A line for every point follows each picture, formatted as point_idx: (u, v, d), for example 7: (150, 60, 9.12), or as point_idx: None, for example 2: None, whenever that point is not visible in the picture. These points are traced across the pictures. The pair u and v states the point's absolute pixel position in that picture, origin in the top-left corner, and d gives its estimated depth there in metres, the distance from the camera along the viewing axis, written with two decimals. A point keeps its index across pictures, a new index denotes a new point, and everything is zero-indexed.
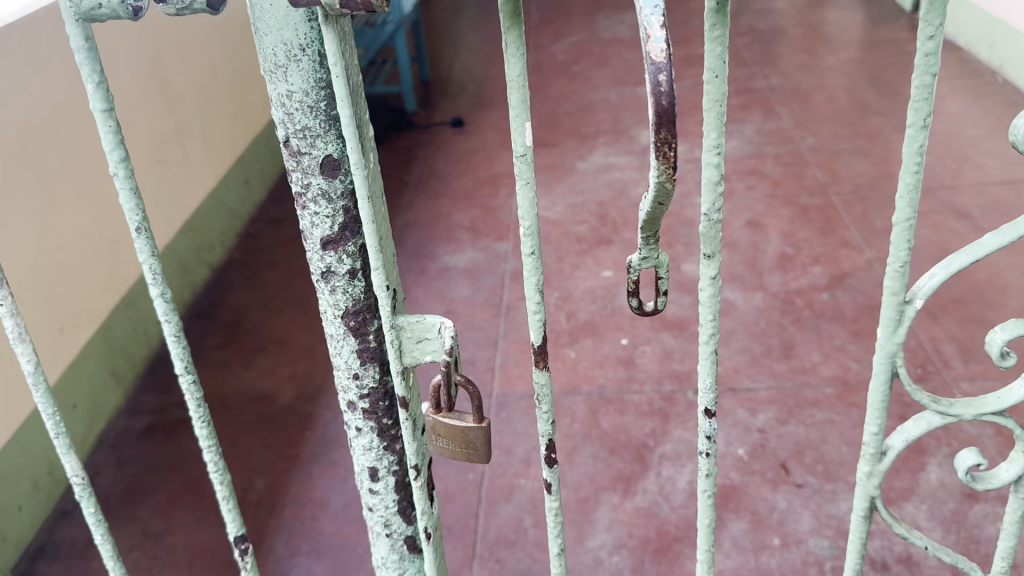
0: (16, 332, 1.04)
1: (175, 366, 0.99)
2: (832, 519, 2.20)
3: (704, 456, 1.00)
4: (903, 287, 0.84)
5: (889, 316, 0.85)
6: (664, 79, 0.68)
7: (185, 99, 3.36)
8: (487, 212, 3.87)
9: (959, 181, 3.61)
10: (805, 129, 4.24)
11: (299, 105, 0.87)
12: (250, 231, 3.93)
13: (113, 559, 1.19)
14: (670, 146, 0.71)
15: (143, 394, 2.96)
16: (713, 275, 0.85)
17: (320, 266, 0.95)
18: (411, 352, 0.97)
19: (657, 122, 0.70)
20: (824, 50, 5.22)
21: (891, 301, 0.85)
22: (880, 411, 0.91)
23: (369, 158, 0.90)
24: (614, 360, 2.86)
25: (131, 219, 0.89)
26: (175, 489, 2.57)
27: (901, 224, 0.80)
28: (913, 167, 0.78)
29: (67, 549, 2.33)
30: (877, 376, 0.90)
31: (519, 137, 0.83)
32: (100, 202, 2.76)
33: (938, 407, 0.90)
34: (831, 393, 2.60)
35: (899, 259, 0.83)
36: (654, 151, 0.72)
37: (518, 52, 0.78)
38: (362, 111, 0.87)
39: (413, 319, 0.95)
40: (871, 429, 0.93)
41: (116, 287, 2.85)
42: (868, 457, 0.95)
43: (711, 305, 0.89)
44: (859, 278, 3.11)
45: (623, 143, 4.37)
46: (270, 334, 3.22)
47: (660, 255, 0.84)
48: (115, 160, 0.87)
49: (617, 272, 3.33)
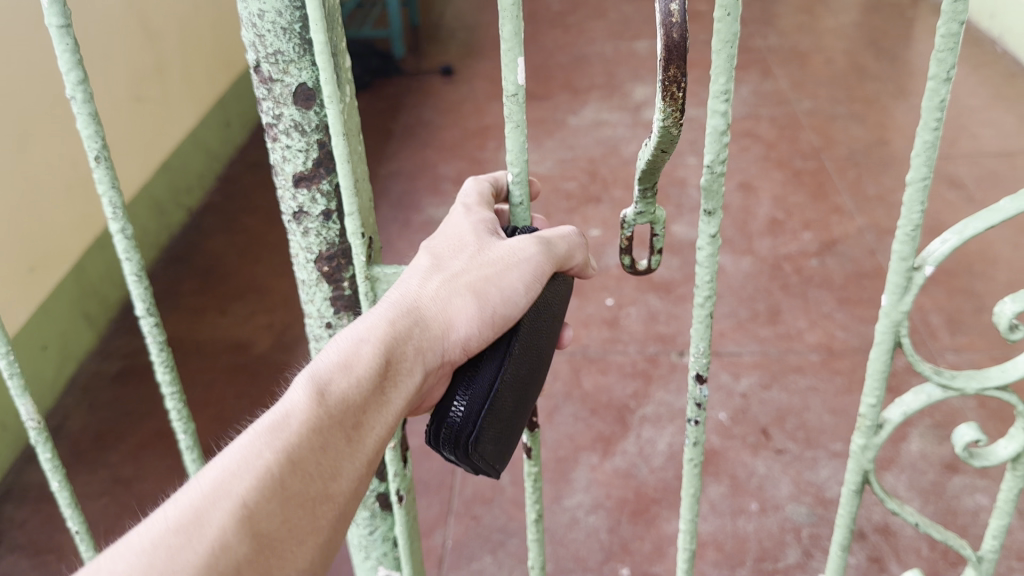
0: None
1: (136, 306, 0.92)
2: (812, 486, 2.19)
3: (692, 424, 0.97)
4: (913, 253, 0.80)
5: (896, 281, 0.81)
6: (676, 9, 0.64)
7: (165, 35, 3.25)
8: (474, 165, 3.79)
9: (955, 151, 3.55)
10: (801, 91, 4.17)
11: (276, 25, 0.79)
12: (229, 175, 3.84)
13: (72, 505, 1.14)
14: (678, 85, 0.67)
15: (116, 338, 2.89)
16: (713, 232, 0.81)
17: (293, 205, 0.89)
18: None
19: (668, 58, 0.66)
20: (824, 11, 5.12)
21: (900, 266, 0.81)
22: (881, 382, 0.87)
23: (347, 93, 0.84)
24: (600, 320, 2.82)
25: (90, 148, 0.81)
26: (145, 436, 2.52)
27: (916, 184, 0.75)
28: (933, 123, 0.73)
29: (35, 492, 2.30)
30: (879, 345, 0.86)
31: (511, 74, 0.79)
32: (75, 138, 2.67)
33: (941, 379, 0.86)
34: (816, 359, 2.58)
35: (911, 223, 0.78)
36: (661, 91, 0.68)
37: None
38: (337, 39, 0.81)
39: (389, 271, 0.92)
40: (868, 401, 0.89)
41: (88, 228, 2.77)
42: (864, 430, 0.91)
43: (707, 266, 0.85)
44: (849, 245, 3.07)
45: (616, 99, 4.28)
46: (249, 283, 3.15)
47: (656, 212, 0.81)
48: (72, 83, 0.78)
49: (604, 231, 3.28)
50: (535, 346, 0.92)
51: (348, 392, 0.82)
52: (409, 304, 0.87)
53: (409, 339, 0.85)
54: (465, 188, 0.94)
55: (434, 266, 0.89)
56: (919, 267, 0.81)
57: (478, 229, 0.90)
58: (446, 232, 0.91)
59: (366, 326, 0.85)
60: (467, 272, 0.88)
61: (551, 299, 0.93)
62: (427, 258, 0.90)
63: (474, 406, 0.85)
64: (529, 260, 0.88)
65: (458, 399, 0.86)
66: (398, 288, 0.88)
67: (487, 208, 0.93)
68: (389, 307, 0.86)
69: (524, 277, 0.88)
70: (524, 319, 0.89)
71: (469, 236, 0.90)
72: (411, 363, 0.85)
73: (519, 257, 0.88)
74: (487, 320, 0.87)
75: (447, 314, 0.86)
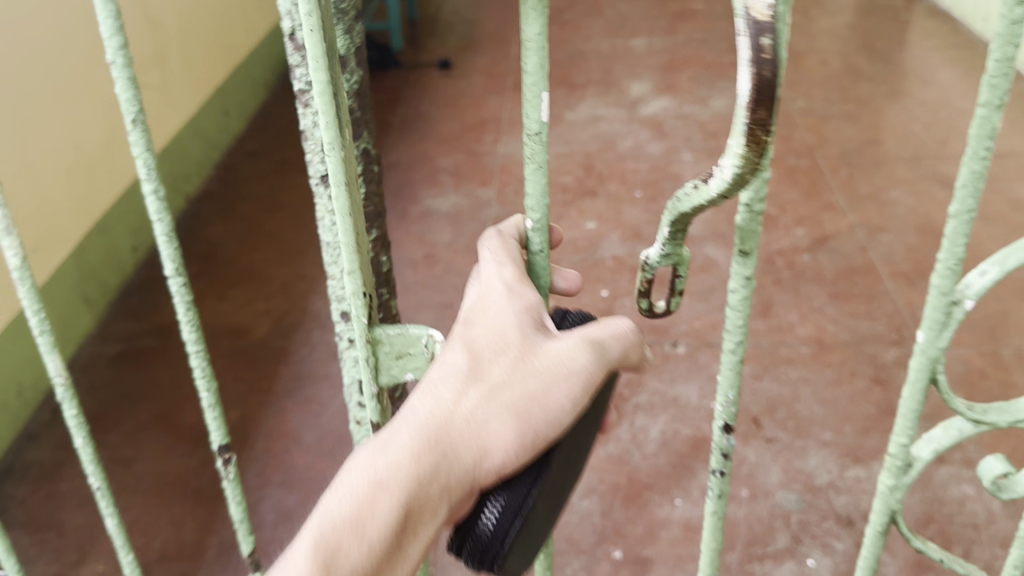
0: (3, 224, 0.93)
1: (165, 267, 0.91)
2: (801, 473, 2.24)
3: (716, 477, 1.00)
4: (952, 287, 0.85)
5: (936, 316, 0.87)
6: (767, 43, 0.64)
7: (167, 23, 3.28)
8: (472, 157, 3.83)
9: (946, 151, 3.61)
10: (795, 91, 4.22)
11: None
12: (228, 163, 3.86)
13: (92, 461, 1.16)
14: (767, 128, 0.67)
15: (115, 321, 2.92)
16: (748, 274, 0.85)
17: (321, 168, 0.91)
18: (391, 368, 0.95)
19: (756, 100, 0.65)
20: (818, 12, 5.18)
21: (940, 301, 0.86)
22: (913, 420, 0.93)
23: (346, 135, 0.83)
24: (594, 311, 2.86)
25: (128, 112, 0.80)
26: (143, 417, 2.55)
27: (962, 217, 0.79)
28: (980, 154, 0.77)
29: (35, 470, 2.38)
30: (913, 384, 0.91)
31: (533, 112, 0.80)
32: (77, 123, 2.70)
33: (973, 414, 0.92)
34: (806, 352, 2.63)
35: (952, 257, 0.83)
36: (743, 135, 0.68)
37: (537, 8, 0.76)
38: (337, 75, 0.80)
39: (394, 332, 0.92)
40: (900, 438, 0.95)
41: (87, 212, 2.79)
42: (894, 468, 0.97)
43: (739, 310, 0.89)
44: (840, 241, 3.12)
45: (613, 95, 4.32)
46: (247, 270, 3.17)
47: (683, 254, 0.84)
48: (113, 48, 0.76)
49: (600, 225, 3.32)
50: (571, 453, 0.84)
51: (361, 556, 0.77)
52: (434, 432, 0.79)
53: (434, 479, 0.77)
54: (500, 267, 0.87)
55: (465, 381, 0.81)
56: (957, 302, 0.86)
57: (515, 335, 0.82)
58: (481, 333, 0.83)
59: (384, 467, 0.77)
60: (502, 393, 0.80)
61: (598, 406, 0.86)
62: (459, 367, 0.82)
63: (504, 533, 0.78)
64: (582, 368, 0.82)
65: (491, 507, 0.79)
66: (425, 406, 0.80)
67: (528, 296, 0.85)
68: (413, 441, 0.78)
69: (565, 396, 0.81)
70: (565, 437, 0.82)
71: (509, 341, 0.82)
72: (434, 507, 0.78)
73: (565, 369, 0.81)
74: (523, 447, 0.79)
75: (478, 443, 0.79)
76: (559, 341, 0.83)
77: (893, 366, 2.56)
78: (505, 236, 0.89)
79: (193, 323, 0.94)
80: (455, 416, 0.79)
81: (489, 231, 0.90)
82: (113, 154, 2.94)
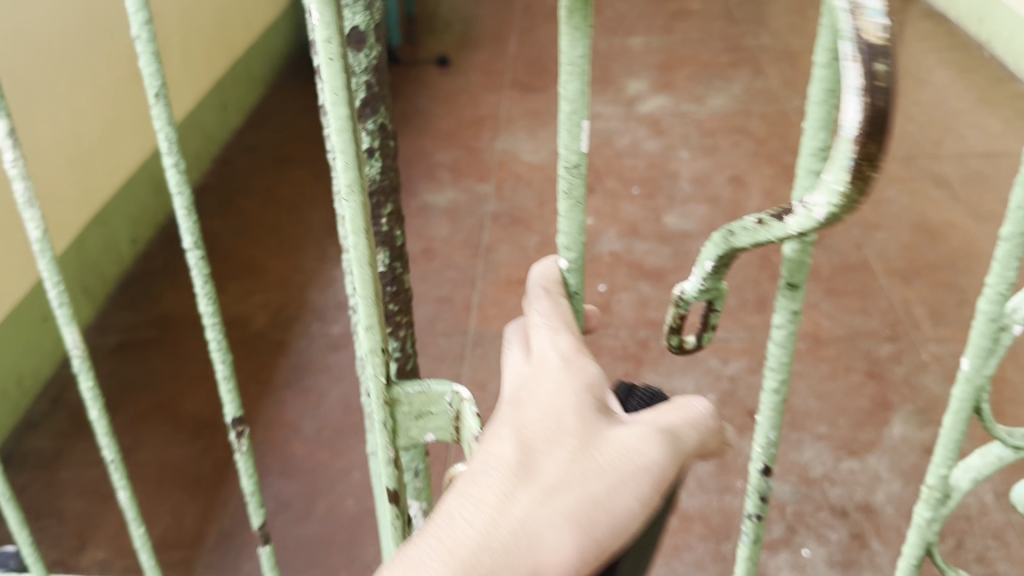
0: (23, 196, 0.92)
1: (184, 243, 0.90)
2: (796, 466, 2.26)
3: (751, 518, 1.01)
4: (1000, 311, 0.79)
5: (981, 343, 0.81)
6: (883, 68, 0.54)
7: (167, 15, 3.29)
8: (469, 153, 3.84)
9: (940, 151, 3.64)
10: (792, 90, 4.25)
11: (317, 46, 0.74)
12: (226, 157, 3.87)
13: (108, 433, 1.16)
14: (876, 167, 0.56)
15: (114, 312, 2.93)
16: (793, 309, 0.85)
17: None
18: (409, 428, 0.92)
19: (865, 134, 0.55)
20: (815, 12, 5.21)
21: (986, 327, 0.80)
22: (952, 451, 0.89)
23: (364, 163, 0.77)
24: (592, 305, 2.88)
25: (152, 86, 0.78)
26: (142, 407, 2.56)
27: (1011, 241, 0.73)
28: None
29: (35, 459, 2.39)
30: (953, 414, 0.87)
31: (571, 142, 0.75)
32: (78, 114, 2.71)
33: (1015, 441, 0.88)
34: (802, 347, 2.65)
35: (998, 282, 0.77)
36: (847, 172, 0.58)
37: (582, 28, 0.71)
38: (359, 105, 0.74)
39: (416, 389, 0.90)
40: (939, 470, 0.92)
41: (87, 202, 2.80)
42: (932, 501, 0.94)
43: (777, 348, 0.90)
44: (835, 238, 3.15)
45: (610, 93, 4.34)
46: (246, 262, 3.18)
47: (722, 289, 0.80)
48: (139, 22, 0.74)
49: (597, 221, 3.34)
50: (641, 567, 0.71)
51: None
52: (481, 540, 0.66)
53: None
54: (553, 336, 0.79)
55: (518, 476, 0.68)
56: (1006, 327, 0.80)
57: (577, 420, 0.72)
58: (534, 419, 0.72)
59: None
60: (562, 489, 0.68)
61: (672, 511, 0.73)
62: (510, 458, 0.70)
63: None
64: (656, 462, 0.69)
65: None
66: (472, 508, 0.67)
67: (585, 373, 0.76)
68: (457, 552, 0.65)
69: (636, 495, 0.68)
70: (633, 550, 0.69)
71: (569, 426, 0.71)
72: None
73: (636, 462, 0.69)
74: (587, 559, 0.66)
75: (534, 554, 0.65)
76: (625, 429, 0.71)
77: (888, 361, 2.58)
78: (553, 298, 0.83)
79: (210, 296, 0.93)
80: (508, 518, 0.66)
81: (535, 292, 0.83)
82: (113, 145, 2.95)
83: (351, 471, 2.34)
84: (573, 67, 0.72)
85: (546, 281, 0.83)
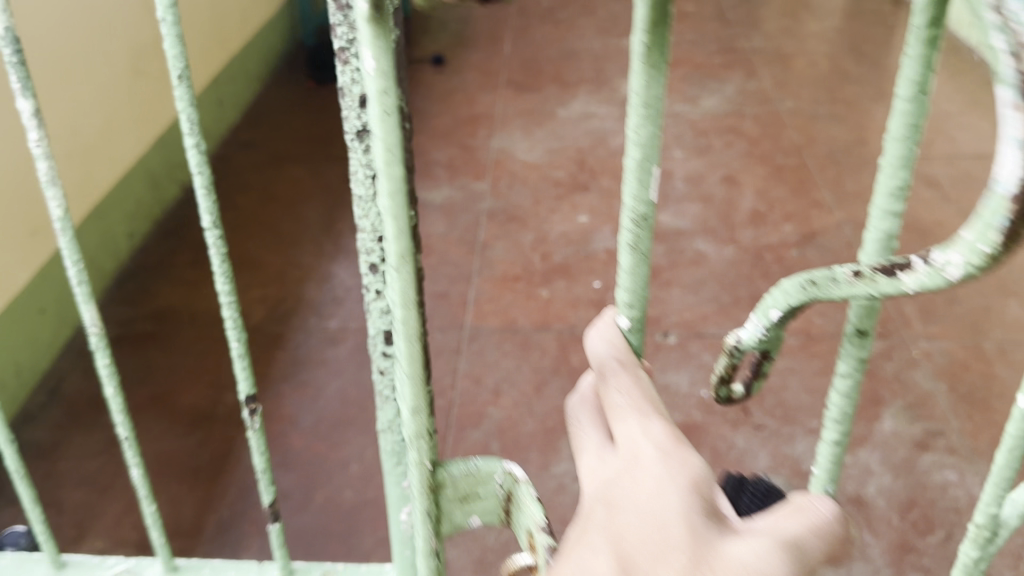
0: (47, 175, 0.95)
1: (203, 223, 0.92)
2: (788, 459, 2.29)
3: None
4: None
5: None
6: None
7: None
8: (465, 151, 3.87)
9: (930, 152, 3.69)
10: (784, 91, 4.29)
11: (354, 63, 0.72)
12: (223, 153, 3.88)
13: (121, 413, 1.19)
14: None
15: (112, 306, 2.94)
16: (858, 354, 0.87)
17: (356, 124, 0.75)
18: (454, 509, 0.97)
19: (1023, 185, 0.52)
20: (807, 15, 5.26)
21: None
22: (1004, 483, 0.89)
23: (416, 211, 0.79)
24: (587, 301, 2.91)
25: (176, 68, 0.81)
26: (140, 400, 2.57)
27: None
28: None
29: (33, 451, 2.40)
30: (1006, 448, 0.86)
31: (643, 190, 0.77)
32: (75, 108, 2.72)
33: None
34: (794, 343, 2.69)
35: None
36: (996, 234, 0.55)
37: (658, 69, 0.71)
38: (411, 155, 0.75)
39: (465, 470, 0.95)
40: (989, 506, 0.92)
41: (85, 196, 2.81)
42: (981, 533, 0.94)
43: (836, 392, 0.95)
44: (827, 237, 3.19)
45: (605, 93, 4.37)
46: (242, 257, 3.19)
47: (780, 341, 0.80)
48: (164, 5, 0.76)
49: (592, 218, 3.37)
50: None
51: None
52: None
53: None
54: (643, 423, 0.78)
55: None
56: None
57: (683, 524, 0.69)
58: (634, 525, 0.71)
59: None
60: None
61: None
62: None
63: None
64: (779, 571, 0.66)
65: None
66: None
67: (686, 470, 0.74)
68: None
69: None
70: None
71: (673, 533, 0.68)
72: None
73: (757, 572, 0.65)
74: None
75: None
76: (739, 539, 0.68)
77: (879, 357, 2.62)
78: (631, 373, 0.82)
79: (227, 275, 0.96)
80: None
81: (610, 367, 0.82)
82: (111, 140, 2.96)
83: (349, 463, 2.36)
84: (645, 111, 0.73)
85: (617, 349, 0.83)
